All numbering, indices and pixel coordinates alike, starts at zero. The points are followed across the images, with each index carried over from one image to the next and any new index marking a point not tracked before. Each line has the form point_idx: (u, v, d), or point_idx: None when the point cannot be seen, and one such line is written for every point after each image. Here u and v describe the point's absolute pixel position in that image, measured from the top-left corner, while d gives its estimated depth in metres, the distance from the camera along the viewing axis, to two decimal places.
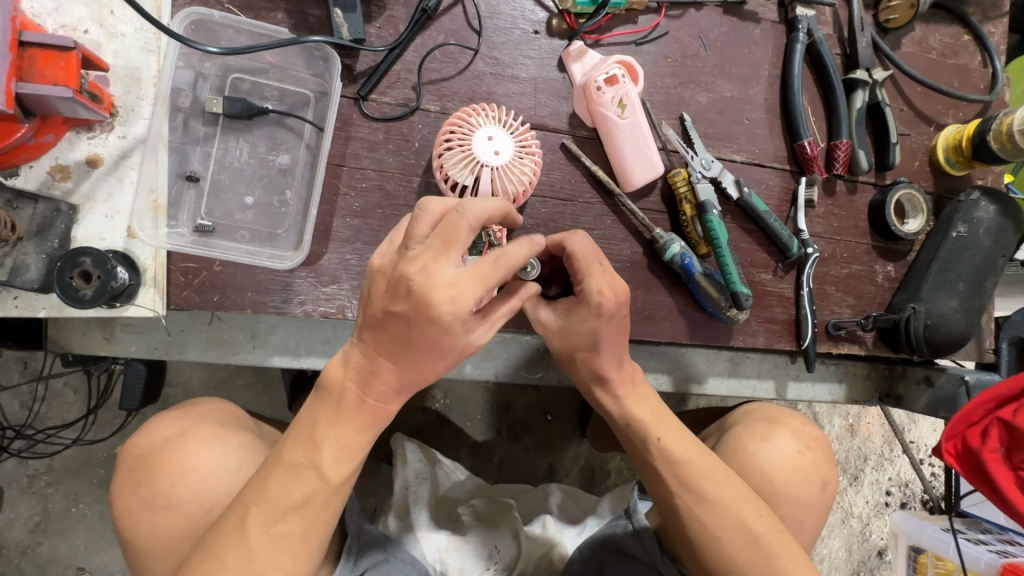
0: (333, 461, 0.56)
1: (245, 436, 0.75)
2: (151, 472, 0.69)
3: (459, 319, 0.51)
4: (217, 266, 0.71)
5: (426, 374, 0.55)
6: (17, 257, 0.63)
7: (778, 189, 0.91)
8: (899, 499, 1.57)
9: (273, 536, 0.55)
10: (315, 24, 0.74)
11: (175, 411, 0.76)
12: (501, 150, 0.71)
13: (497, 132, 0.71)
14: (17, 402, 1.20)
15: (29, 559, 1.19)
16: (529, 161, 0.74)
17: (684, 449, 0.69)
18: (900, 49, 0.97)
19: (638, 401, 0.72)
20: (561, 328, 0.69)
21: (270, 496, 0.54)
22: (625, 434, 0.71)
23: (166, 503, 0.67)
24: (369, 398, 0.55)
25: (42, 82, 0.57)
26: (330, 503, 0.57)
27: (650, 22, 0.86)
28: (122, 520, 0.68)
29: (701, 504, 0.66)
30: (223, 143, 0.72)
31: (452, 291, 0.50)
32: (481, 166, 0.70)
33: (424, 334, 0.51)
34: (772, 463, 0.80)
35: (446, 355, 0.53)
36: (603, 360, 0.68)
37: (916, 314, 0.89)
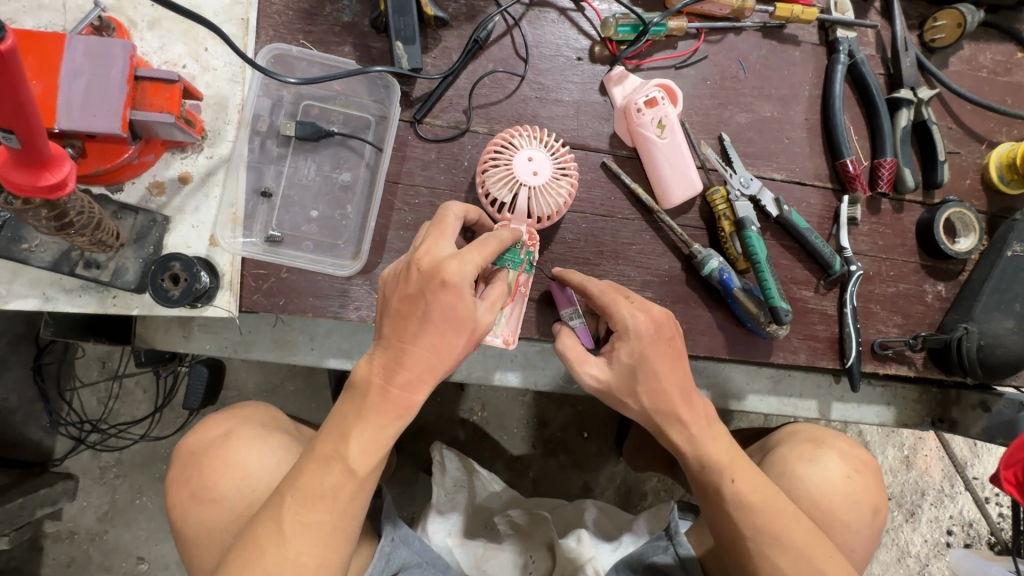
0: (359, 451, 0.57)
1: (288, 441, 0.80)
2: (201, 470, 0.75)
3: (469, 286, 0.58)
4: (284, 273, 0.78)
5: (450, 354, 0.58)
6: (119, 261, 0.72)
7: (819, 207, 0.91)
8: (961, 539, 1.47)
9: (306, 523, 0.56)
10: (377, 55, 0.81)
11: (223, 412, 0.82)
12: (539, 171, 0.75)
13: (537, 153, 0.75)
14: (94, 398, 1.30)
15: (96, 545, 1.28)
16: (564, 180, 0.77)
17: (753, 488, 0.66)
18: (947, 68, 0.96)
19: (711, 439, 0.69)
20: (615, 374, 0.69)
21: (307, 486, 0.56)
22: (695, 474, 0.69)
23: (212, 497, 0.73)
24: (396, 389, 0.57)
25: (150, 109, 0.66)
26: (357, 496, 0.58)
27: (689, 47, 0.90)
28: (174, 512, 0.74)
29: (775, 546, 0.64)
30: (294, 163, 0.80)
31: (461, 262, 0.58)
32: (520, 185, 0.74)
33: (439, 298, 0.57)
34: (820, 486, 0.79)
35: (467, 324, 0.58)
36: (666, 384, 0.68)
37: (969, 334, 0.86)
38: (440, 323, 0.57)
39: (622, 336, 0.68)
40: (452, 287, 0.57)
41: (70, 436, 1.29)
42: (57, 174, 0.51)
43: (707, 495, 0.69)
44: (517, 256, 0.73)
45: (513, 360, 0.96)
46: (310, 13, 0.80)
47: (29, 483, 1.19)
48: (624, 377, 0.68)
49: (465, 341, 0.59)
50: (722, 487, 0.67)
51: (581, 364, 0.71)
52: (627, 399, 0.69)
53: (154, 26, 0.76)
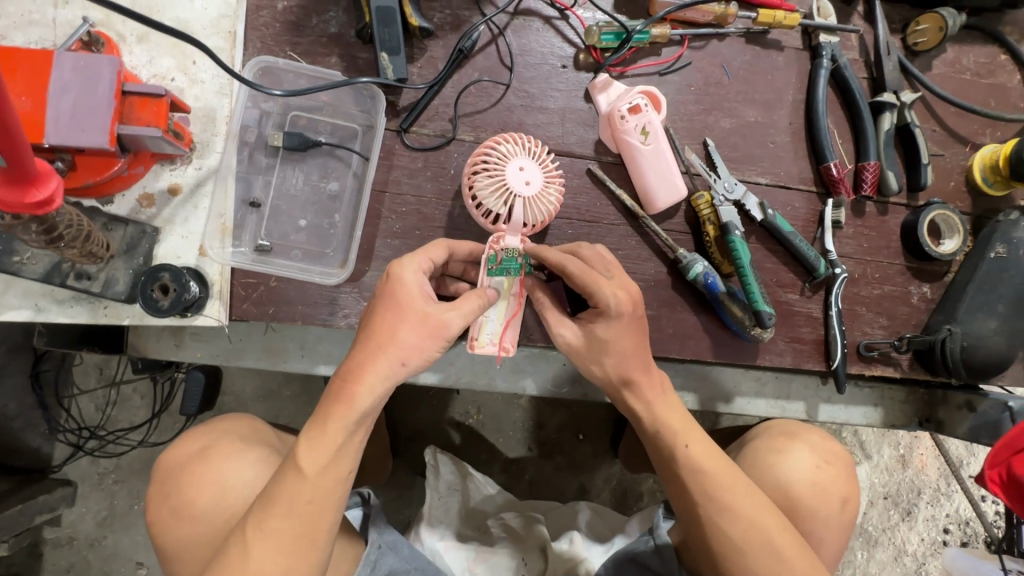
0: (307, 456, 0.59)
1: (266, 451, 0.81)
2: (179, 485, 0.76)
3: (411, 275, 0.63)
4: (273, 281, 0.79)
5: (392, 341, 0.61)
6: (109, 272, 0.73)
7: (804, 211, 0.92)
8: (958, 538, 1.48)
9: (267, 532, 0.58)
10: (363, 65, 0.82)
11: (203, 427, 0.84)
12: (531, 180, 0.74)
13: (527, 162, 0.74)
14: (92, 405, 1.32)
15: (95, 551, 1.30)
16: (554, 188, 0.77)
17: (708, 459, 0.67)
18: (930, 71, 0.97)
19: (671, 413, 0.70)
20: (588, 342, 0.70)
21: (267, 497, 0.60)
22: (651, 440, 0.70)
23: (189, 513, 0.74)
24: (339, 382, 0.60)
25: (139, 123, 0.67)
26: (315, 500, 0.60)
27: (673, 53, 0.91)
28: (154, 529, 0.76)
29: (725, 514, 0.65)
30: (282, 173, 0.81)
31: (406, 261, 0.65)
32: (514, 196, 0.73)
33: (385, 288, 0.63)
34: (788, 474, 0.80)
35: (407, 312, 0.61)
36: (630, 367, 0.69)
37: (952, 336, 0.87)
38: (385, 309, 0.62)
39: (602, 314, 0.67)
40: (396, 277, 0.63)
41: (69, 443, 1.30)
42: (44, 191, 0.53)
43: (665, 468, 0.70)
44: (517, 261, 0.74)
45: (504, 365, 0.97)
46: (297, 24, 0.81)
47: (28, 489, 1.20)
48: (595, 346, 0.69)
49: (407, 329, 0.61)
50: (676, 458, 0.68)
51: (555, 325, 0.72)
52: (597, 363, 0.71)
53: (142, 40, 0.77)
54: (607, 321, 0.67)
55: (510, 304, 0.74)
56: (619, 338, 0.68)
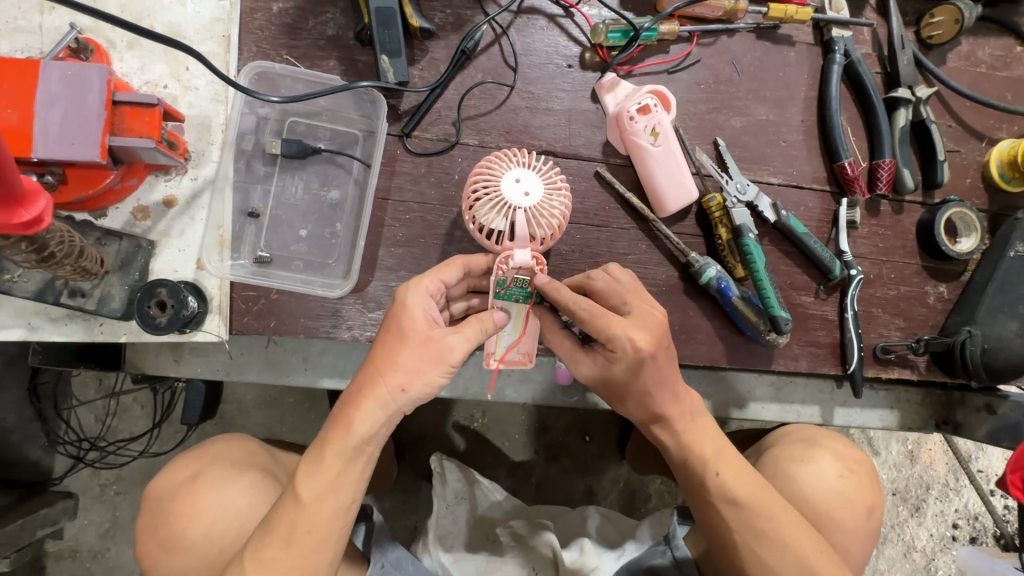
0: (308, 484, 0.59)
1: (258, 476, 0.79)
2: (168, 516, 0.74)
3: (414, 298, 0.63)
4: (274, 294, 0.76)
5: (392, 367, 0.60)
6: (104, 288, 0.70)
7: (817, 211, 0.90)
8: (967, 533, 1.46)
9: (267, 562, 0.59)
10: (363, 69, 0.80)
11: (193, 452, 0.81)
12: (529, 191, 0.68)
13: (522, 172, 0.68)
14: (92, 416, 1.29)
15: (99, 563, 1.28)
16: (557, 195, 0.71)
17: (743, 486, 0.66)
18: (945, 64, 0.94)
19: (700, 434, 0.68)
20: (602, 379, 0.68)
21: (266, 526, 0.60)
22: (680, 467, 0.69)
23: (181, 545, 0.72)
24: (343, 407, 0.61)
25: (131, 134, 0.64)
26: (315, 530, 0.60)
27: (681, 51, 0.88)
28: (144, 562, 0.74)
29: (761, 541, 0.65)
30: (281, 182, 0.78)
31: (413, 284, 0.64)
32: (514, 211, 0.68)
33: (390, 313, 0.63)
34: (813, 486, 0.78)
35: (407, 337, 0.61)
36: (662, 395, 0.67)
37: (973, 337, 0.85)
38: (389, 334, 0.62)
39: (615, 356, 0.64)
40: (402, 301, 0.63)
41: (69, 455, 1.28)
42: (31, 210, 0.50)
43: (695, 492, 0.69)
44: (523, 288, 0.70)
45: (511, 373, 0.95)
46: (293, 27, 0.79)
47: (28, 503, 1.18)
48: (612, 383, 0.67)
49: (407, 355, 0.60)
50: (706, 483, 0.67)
51: (570, 362, 0.69)
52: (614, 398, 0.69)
53: (133, 46, 0.74)
54: (619, 362, 0.64)
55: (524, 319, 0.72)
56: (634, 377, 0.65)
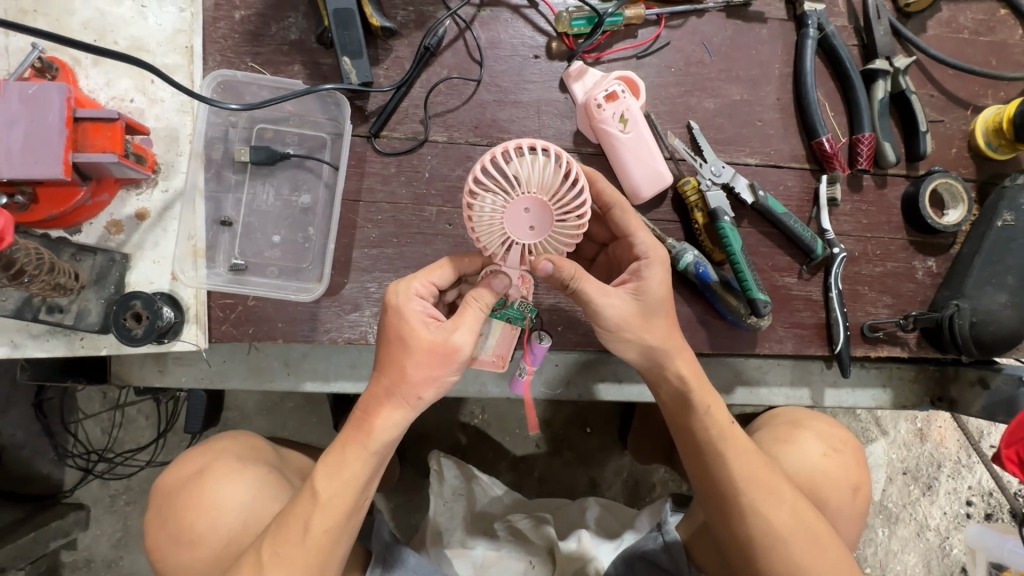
0: (325, 483, 0.60)
1: (264, 470, 0.79)
2: (177, 510, 0.75)
3: (413, 305, 0.62)
4: (250, 301, 0.77)
5: (402, 378, 0.60)
6: (80, 303, 0.71)
7: (797, 190, 0.88)
8: (982, 510, 1.44)
9: (278, 559, 0.59)
10: (327, 71, 0.80)
11: (201, 447, 0.82)
12: (535, 226, 0.62)
13: (535, 203, 0.60)
14: (98, 429, 1.31)
15: (113, 571, 1.30)
16: (571, 220, 0.62)
17: (751, 459, 0.69)
18: (925, 32, 0.92)
19: (713, 409, 0.71)
20: (641, 308, 0.69)
21: (281, 524, 0.61)
22: (690, 429, 0.71)
23: (190, 538, 0.73)
24: (362, 412, 0.62)
25: (93, 150, 0.65)
26: (331, 530, 0.60)
27: (650, 34, 0.87)
28: (154, 555, 0.75)
29: (769, 501, 0.67)
30: (252, 189, 0.79)
31: (403, 288, 0.63)
32: (513, 243, 0.62)
33: (388, 322, 0.62)
34: (798, 467, 0.79)
35: (410, 345, 0.60)
36: (673, 368, 0.71)
37: (961, 311, 0.83)
38: (392, 346, 0.61)
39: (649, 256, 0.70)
40: (396, 311, 0.62)
41: (78, 467, 1.30)
42: None
43: (706, 467, 0.70)
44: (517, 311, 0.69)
45: None
46: (256, 34, 0.79)
47: (40, 516, 1.20)
48: (645, 309, 0.69)
49: (415, 364, 0.60)
50: (719, 455, 0.69)
51: (603, 295, 0.66)
52: (641, 334, 0.69)
53: (98, 63, 0.75)
54: (648, 269, 0.70)
55: (501, 331, 0.71)
56: (666, 290, 0.70)
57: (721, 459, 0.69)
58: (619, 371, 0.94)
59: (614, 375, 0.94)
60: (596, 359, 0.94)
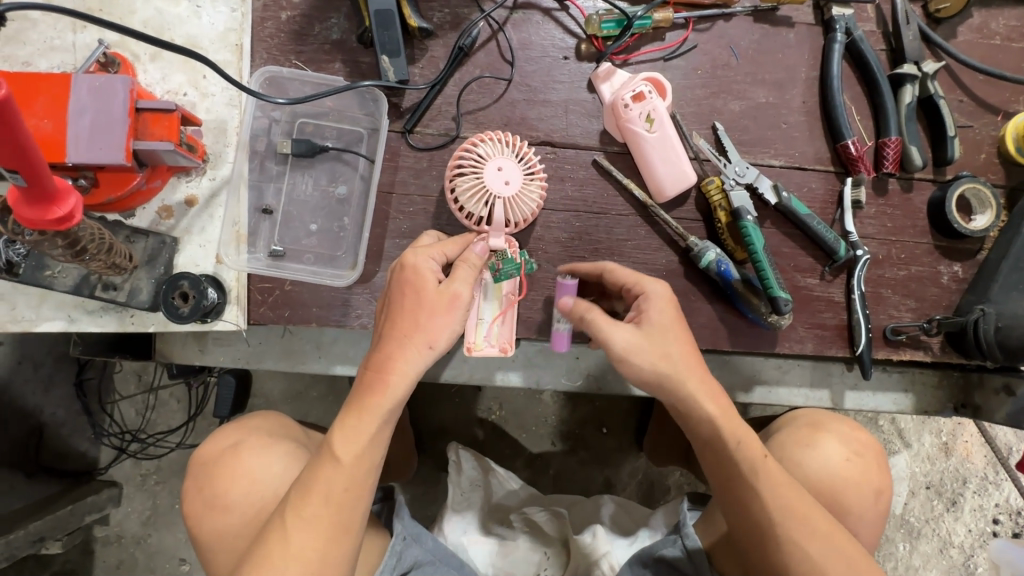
0: (344, 443, 0.62)
1: (293, 447, 0.83)
2: (213, 478, 0.79)
3: (426, 261, 0.68)
4: (287, 285, 0.81)
5: (414, 327, 0.64)
6: (133, 282, 0.76)
7: (821, 192, 0.89)
8: (1009, 528, 1.41)
9: (303, 522, 0.60)
10: (366, 70, 0.84)
11: (234, 423, 0.86)
12: (510, 180, 0.75)
13: (506, 162, 0.76)
14: (132, 410, 1.37)
15: (142, 548, 1.36)
16: (534, 179, 0.79)
17: (783, 489, 0.67)
18: (956, 38, 0.92)
19: (747, 440, 0.68)
20: (644, 337, 0.70)
21: (302, 487, 0.62)
22: (725, 455, 0.69)
23: (223, 505, 0.77)
24: (375, 373, 0.64)
25: (152, 138, 0.70)
26: (351, 488, 0.62)
27: (677, 37, 0.89)
28: (189, 521, 0.79)
29: (803, 529, 0.65)
30: (292, 180, 0.83)
31: (420, 250, 0.69)
32: (493, 196, 0.75)
33: (398, 282, 0.67)
34: (819, 471, 0.79)
35: (422, 296, 0.65)
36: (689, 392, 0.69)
37: (986, 315, 0.83)
38: (403, 299, 0.66)
39: (647, 298, 0.72)
40: (411, 267, 0.67)
41: (113, 446, 1.36)
42: (64, 206, 0.55)
43: (738, 494, 0.68)
44: (514, 262, 0.75)
45: (514, 361, 0.96)
46: (300, 33, 0.83)
47: (77, 490, 1.26)
48: (651, 339, 0.70)
49: (427, 312, 0.65)
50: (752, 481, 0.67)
51: (606, 326, 0.71)
52: (651, 361, 0.69)
53: (155, 58, 0.80)
54: (647, 306, 0.72)
55: (502, 303, 0.78)
56: (674, 320, 0.71)
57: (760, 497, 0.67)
58: None
59: None
60: None
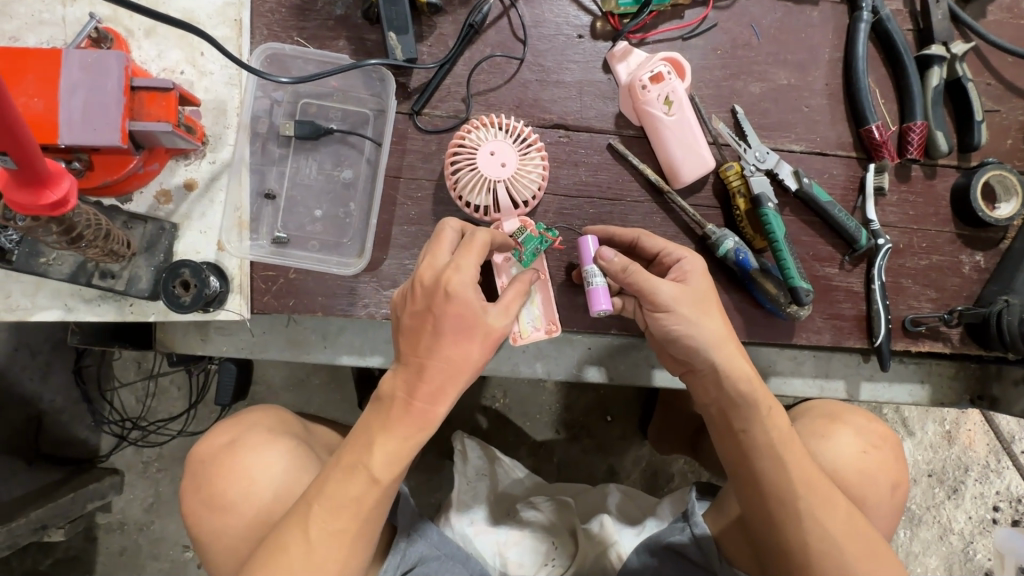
0: (381, 464, 0.59)
1: (293, 444, 0.81)
2: (213, 476, 0.77)
3: (474, 293, 0.59)
4: (292, 273, 0.79)
5: (466, 365, 0.60)
6: (131, 270, 0.73)
7: (842, 178, 0.86)
8: (1009, 516, 1.41)
9: (327, 535, 0.59)
10: (372, 47, 0.80)
11: (232, 419, 0.84)
12: (506, 162, 0.73)
13: (498, 145, 0.73)
14: (133, 397, 1.35)
15: (145, 534, 1.34)
16: (534, 152, 0.76)
17: (812, 465, 0.67)
18: (985, 18, 0.88)
19: (780, 413, 0.68)
20: (690, 290, 0.69)
21: (327, 495, 0.59)
22: (768, 432, 0.67)
23: (220, 505, 0.75)
24: (410, 387, 0.60)
25: (148, 119, 0.66)
26: (376, 506, 0.60)
27: (697, 15, 0.85)
28: (189, 520, 0.77)
29: (832, 507, 0.65)
30: (295, 163, 0.80)
31: (467, 277, 0.59)
32: (493, 182, 0.72)
33: (446, 311, 0.59)
34: (835, 464, 0.78)
35: (474, 330, 0.59)
36: (742, 366, 0.68)
37: (1010, 307, 0.80)
38: (455, 334, 0.59)
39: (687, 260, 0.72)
40: (462, 301, 0.59)
41: (114, 434, 1.34)
42: (57, 191, 0.52)
43: (773, 473, 0.66)
44: (537, 237, 0.73)
45: (525, 352, 0.93)
46: (303, 8, 0.79)
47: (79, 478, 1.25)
48: (692, 296, 0.69)
49: (479, 347, 0.60)
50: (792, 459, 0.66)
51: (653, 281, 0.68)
52: (701, 319, 0.68)
53: (150, 34, 0.76)
54: (689, 268, 0.71)
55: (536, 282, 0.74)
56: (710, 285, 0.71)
57: (781, 462, 0.66)
58: (652, 356, 0.94)
59: (649, 360, 0.94)
60: (630, 345, 0.94)
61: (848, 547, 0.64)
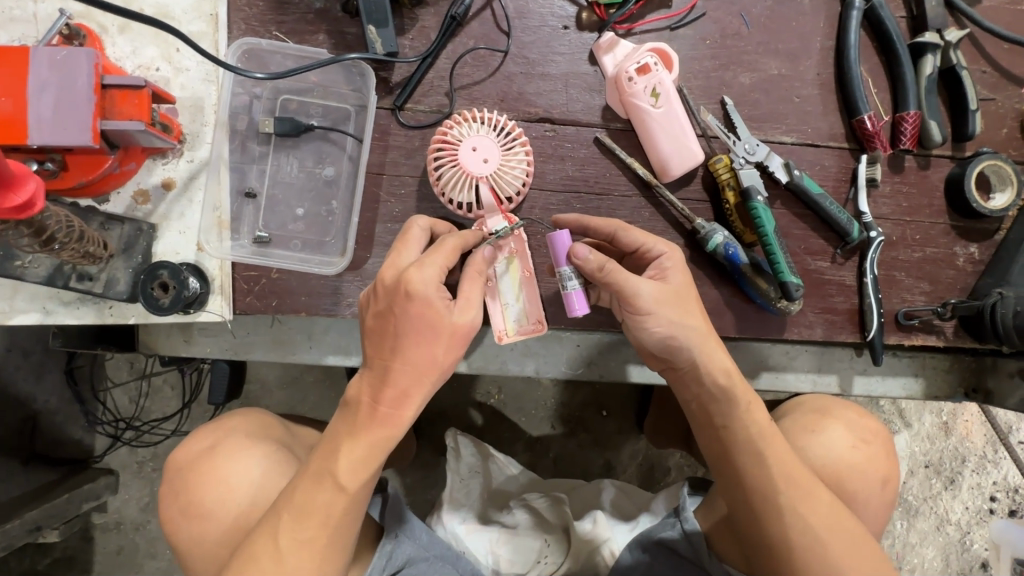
0: (347, 469, 0.58)
1: (271, 448, 0.80)
2: (190, 483, 0.76)
3: (435, 291, 0.59)
4: (274, 273, 0.77)
5: (430, 364, 0.59)
6: (109, 272, 0.72)
7: (834, 169, 0.85)
8: (1006, 506, 1.40)
9: (297, 541, 0.58)
10: (352, 41, 0.78)
11: (212, 423, 0.83)
12: (489, 157, 0.71)
13: (480, 140, 0.71)
14: (125, 397, 1.34)
15: (141, 534, 1.34)
16: (517, 147, 0.75)
17: (792, 464, 0.66)
18: (980, 3, 0.86)
19: (758, 412, 0.67)
20: (673, 291, 0.68)
21: (296, 499, 0.59)
22: (743, 432, 0.67)
23: (198, 512, 0.75)
24: (377, 391, 0.59)
25: (121, 118, 0.65)
26: (348, 511, 0.60)
27: (685, 4, 0.83)
28: (166, 528, 0.76)
29: (813, 507, 0.64)
30: (276, 160, 0.78)
31: (428, 275, 0.59)
32: (476, 179, 0.71)
33: (408, 311, 0.58)
34: (825, 460, 0.77)
35: (437, 330, 0.59)
36: (718, 364, 0.67)
37: (1004, 300, 0.79)
38: (419, 334, 0.58)
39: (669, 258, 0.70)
40: (424, 301, 0.58)
41: (108, 434, 1.33)
42: (21, 193, 0.51)
43: (749, 473, 0.66)
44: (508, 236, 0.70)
45: (514, 350, 0.92)
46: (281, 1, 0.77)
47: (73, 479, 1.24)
48: (675, 295, 0.68)
49: (444, 346, 0.60)
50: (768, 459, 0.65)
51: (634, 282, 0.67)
52: (678, 319, 0.67)
53: (124, 30, 0.74)
54: (669, 267, 0.70)
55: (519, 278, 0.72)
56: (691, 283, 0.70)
57: (759, 461, 0.65)
58: None
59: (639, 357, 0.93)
60: (619, 342, 0.93)
61: (831, 547, 0.63)
